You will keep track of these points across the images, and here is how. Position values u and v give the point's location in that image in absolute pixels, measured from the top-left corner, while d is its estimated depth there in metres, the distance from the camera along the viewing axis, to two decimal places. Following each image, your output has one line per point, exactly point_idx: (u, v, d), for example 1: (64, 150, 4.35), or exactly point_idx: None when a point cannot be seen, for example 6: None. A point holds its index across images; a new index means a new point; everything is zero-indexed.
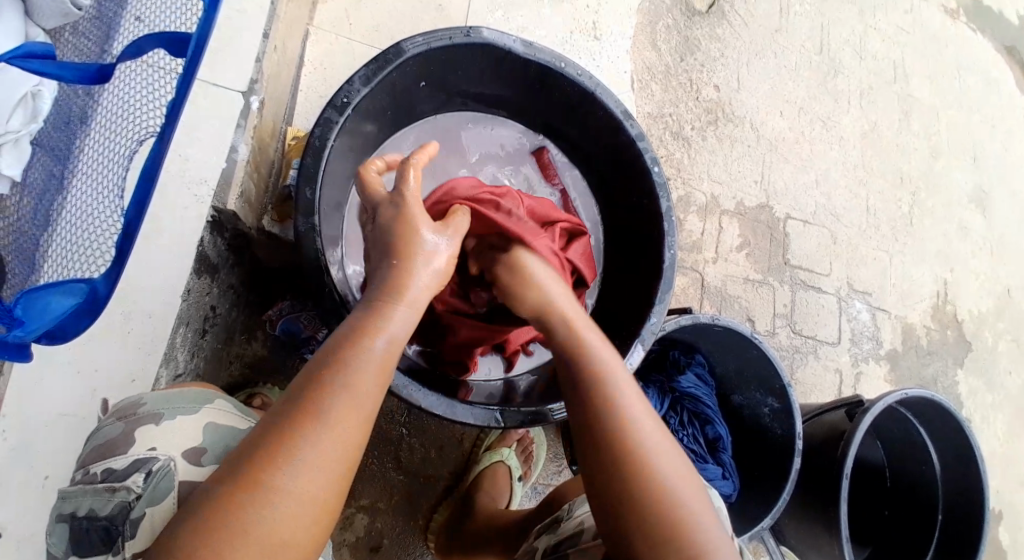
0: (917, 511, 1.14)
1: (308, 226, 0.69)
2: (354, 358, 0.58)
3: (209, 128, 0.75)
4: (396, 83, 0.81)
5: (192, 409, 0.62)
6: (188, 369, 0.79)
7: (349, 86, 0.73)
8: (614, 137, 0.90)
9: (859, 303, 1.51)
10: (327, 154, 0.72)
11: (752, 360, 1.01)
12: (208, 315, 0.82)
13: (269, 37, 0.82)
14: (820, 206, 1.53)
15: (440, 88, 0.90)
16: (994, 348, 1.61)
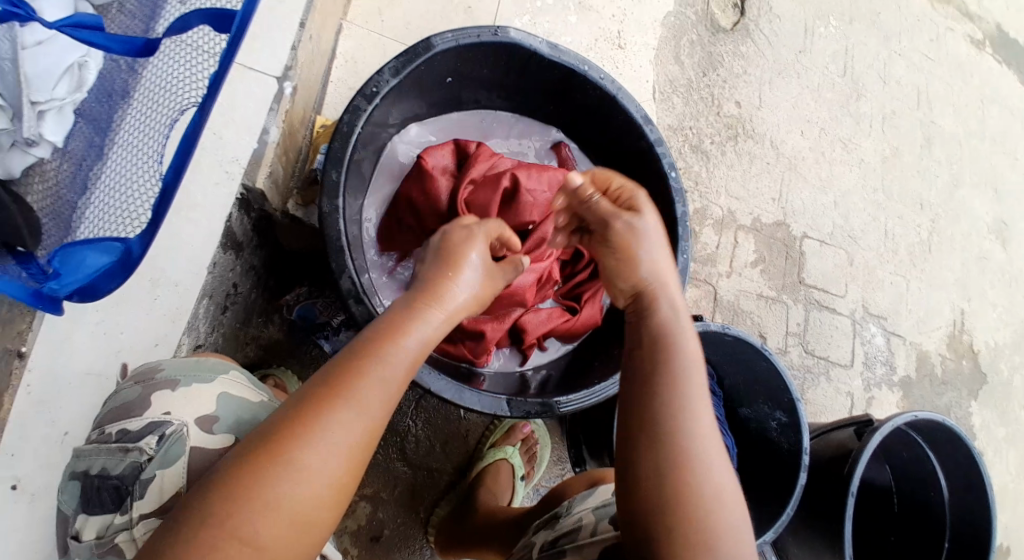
0: (924, 537, 1.13)
1: (332, 208, 0.70)
2: (393, 347, 0.58)
3: (243, 109, 0.77)
4: (424, 77, 0.83)
5: (208, 378, 0.63)
6: (206, 342, 0.81)
7: (378, 76, 0.75)
8: (634, 142, 0.91)
9: (873, 327, 1.50)
10: (356, 139, 0.74)
11: (763, 372, 1.01)
12: (230, 292, 0.84)
13: (306, 27, 0.84)
14: (838, 227, 1.52)
15: (467, 85, 0.91)
16: (1010, 381, 1.59)
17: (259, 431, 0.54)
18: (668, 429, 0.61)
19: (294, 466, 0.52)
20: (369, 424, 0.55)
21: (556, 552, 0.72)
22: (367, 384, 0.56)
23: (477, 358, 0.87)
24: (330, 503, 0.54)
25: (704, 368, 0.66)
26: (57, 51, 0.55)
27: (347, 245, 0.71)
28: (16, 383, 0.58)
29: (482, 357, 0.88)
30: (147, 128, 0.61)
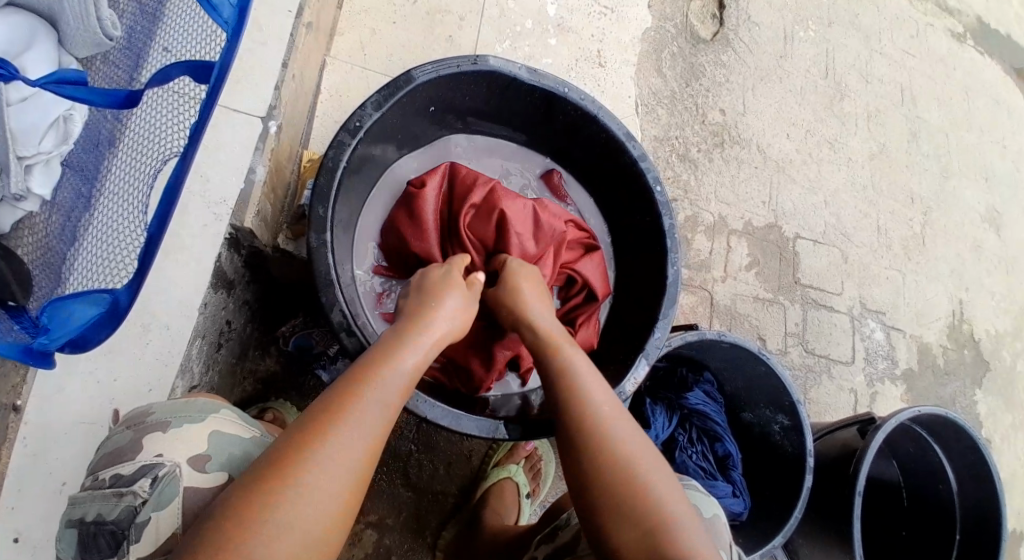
0: (935, 532, 1.12)
1: (320, 243, 0.71)
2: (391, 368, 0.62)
3: (230, 150, 0.79)
4: (406, 109, 0.84)
5: (199, 417, 0.63)
6: (202, 382, 0.81)
7: (361, 111, 0.76)
8: (618, 159, 0.92)
9: (873, 323, 1.50)
10: (342, 174, 0.75)
11: (761, 378, 1.02)
12: (224, 329, 0.84)
13: (289, 66, 0.86)
14: (829, 226, 1.53)
15: (449, 113, 0.93)
16: (1013, 367, 1.59)
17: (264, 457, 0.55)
18: (600, 445, 0.64)
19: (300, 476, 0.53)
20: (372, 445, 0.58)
21: None
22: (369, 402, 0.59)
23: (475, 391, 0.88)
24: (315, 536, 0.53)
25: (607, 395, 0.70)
26: (41, 106, 0.57)
27: (335, 278, 0.72)
28: (12, 435, 0.63)
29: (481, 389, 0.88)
30: (133, 178, 0.63)
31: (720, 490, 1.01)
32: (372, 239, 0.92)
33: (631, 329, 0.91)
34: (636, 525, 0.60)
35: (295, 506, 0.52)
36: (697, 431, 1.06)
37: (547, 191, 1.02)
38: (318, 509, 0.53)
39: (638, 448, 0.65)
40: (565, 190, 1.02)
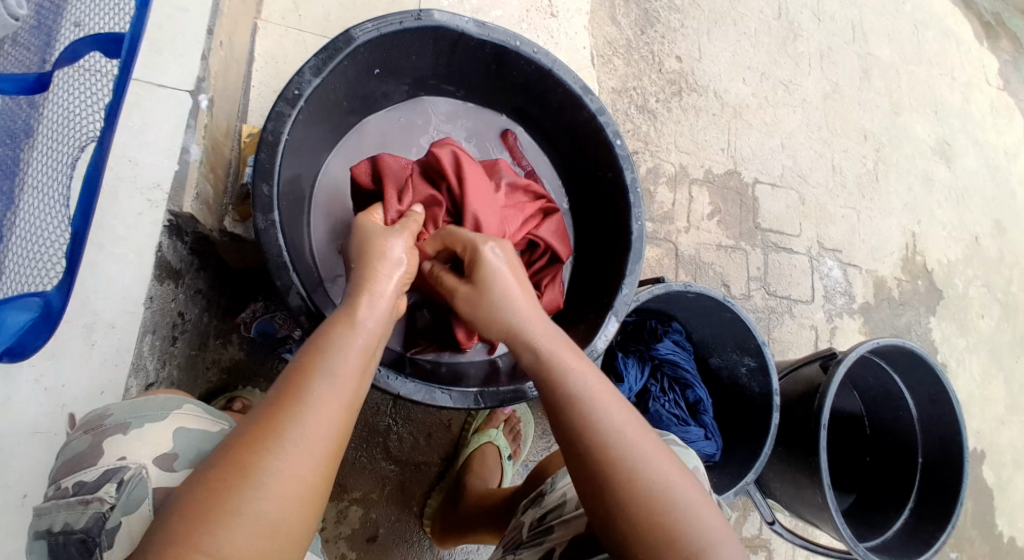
0: (898, 457, 1.17)
1: (267, 223, 0.69)
2: (335, 352, 0.59)
3: (158, 129, 0.75)
4: (349, 72, 0.81)
5: (159, 416, 0.61)
6: (160, 378, 0.79)
7: (299, 78, 0.74)
8: (574, 113, 0.91)
9: (830, 261, 1.54)
10: (283, 147, 0.73)
11: (727, 324, 1.04)
12: (177, 321, 0.82)
13: (215, 33, 0.82)
14: (787, 169, 1.55)
15: (396, 75, 0.90)
16: (965, 294, 1.65)
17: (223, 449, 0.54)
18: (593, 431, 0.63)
19: (259, 473, 0.52)
20: (330, 433, 0.56)
21: (546, 529, 0.73)
22: (319, 391, 0.57)
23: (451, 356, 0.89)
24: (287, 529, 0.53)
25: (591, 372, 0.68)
26: None
27: (288, 258, 0.71)
28: None
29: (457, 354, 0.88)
30: (53, 169, 0.61)
31: (692, 434, 1.03)
32: (325, 216, 0.89)
33: (598, 285, 0.91)
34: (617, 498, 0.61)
35: (258, 511, 0.51)
36: (668, 380, 1.08)
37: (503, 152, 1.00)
38: (283, 511, 0.52)
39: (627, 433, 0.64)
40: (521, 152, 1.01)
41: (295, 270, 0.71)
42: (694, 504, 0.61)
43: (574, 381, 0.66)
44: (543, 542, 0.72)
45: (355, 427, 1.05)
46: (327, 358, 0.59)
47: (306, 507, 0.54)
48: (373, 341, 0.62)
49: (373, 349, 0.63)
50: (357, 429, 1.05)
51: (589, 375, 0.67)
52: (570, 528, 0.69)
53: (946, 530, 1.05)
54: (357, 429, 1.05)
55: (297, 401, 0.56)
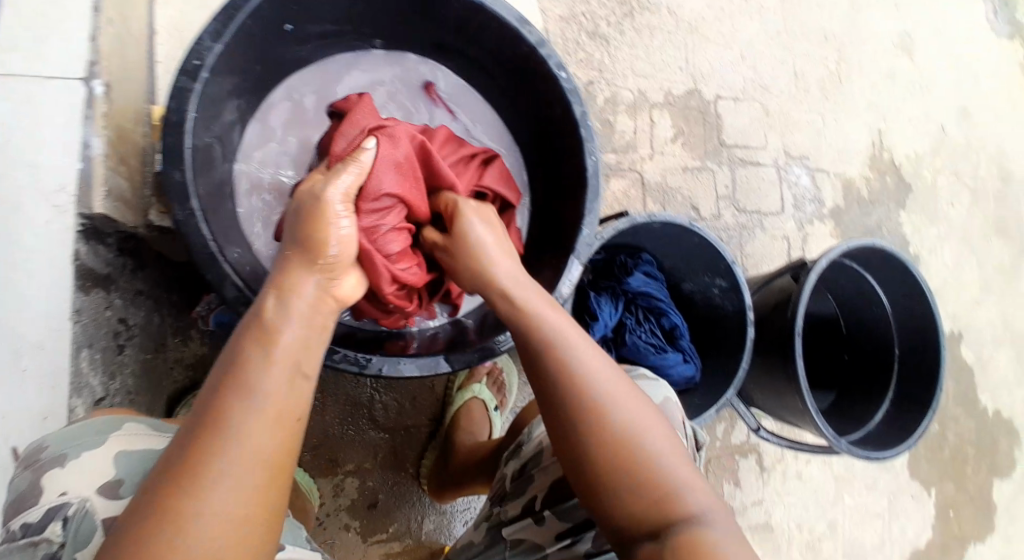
0: (875, 353, 1.21)
1: (186, 213, 0.69)
2: (250, 377, 0.54)
3: (55, 125, 0.74)
4: (254, 32, 0.78)
5: (97, 442, 0.63)
6: (109, 392, 0.83)
7: (199, 46, 0.71)
8: (514, 48, 0.86)
9: (798, 169, 1.54)
10: (191, 124, 0.71)
11: (695, 247, 1.05)
12: (119, 329, 0.86)
13: (101, 10, 0.80)
14: (748, 80, 1.53)
15: (311, 27, 0.86)
16: (934, 184, 1.66)
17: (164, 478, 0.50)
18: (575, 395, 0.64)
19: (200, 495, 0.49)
20: (262, 467, 0.52)
21: (527, 478, 0.80)
22: (239, 425, 0.52)
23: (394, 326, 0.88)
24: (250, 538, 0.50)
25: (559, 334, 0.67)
26: None
27: (215, 246, 0.71)
28: None
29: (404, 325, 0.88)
30: None
31: (671, 360, 1.06)
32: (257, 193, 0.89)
33: (562, 217, 0.90)
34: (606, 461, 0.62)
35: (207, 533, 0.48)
36: (643, 311, 1.10)
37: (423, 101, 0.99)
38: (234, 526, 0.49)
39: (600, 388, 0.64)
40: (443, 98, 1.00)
41: (227, 261, 0.73)
42: (691, 480, 0.63)
43: (572, 358, 0.66)
44: (526, 491, 0.79)
45: (339, 402, 1.09)
46: (246, 380, 0.53)
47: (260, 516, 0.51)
48: (296, 354, 0.57)
49: (297, 363, 0.57)
50: (341, 404, 1.10)
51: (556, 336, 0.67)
52: (546, 476, 0.76)
53: (926, 415, 1.08)
54: (341, 404, 1.10)
55: (215, 439, 0.51)
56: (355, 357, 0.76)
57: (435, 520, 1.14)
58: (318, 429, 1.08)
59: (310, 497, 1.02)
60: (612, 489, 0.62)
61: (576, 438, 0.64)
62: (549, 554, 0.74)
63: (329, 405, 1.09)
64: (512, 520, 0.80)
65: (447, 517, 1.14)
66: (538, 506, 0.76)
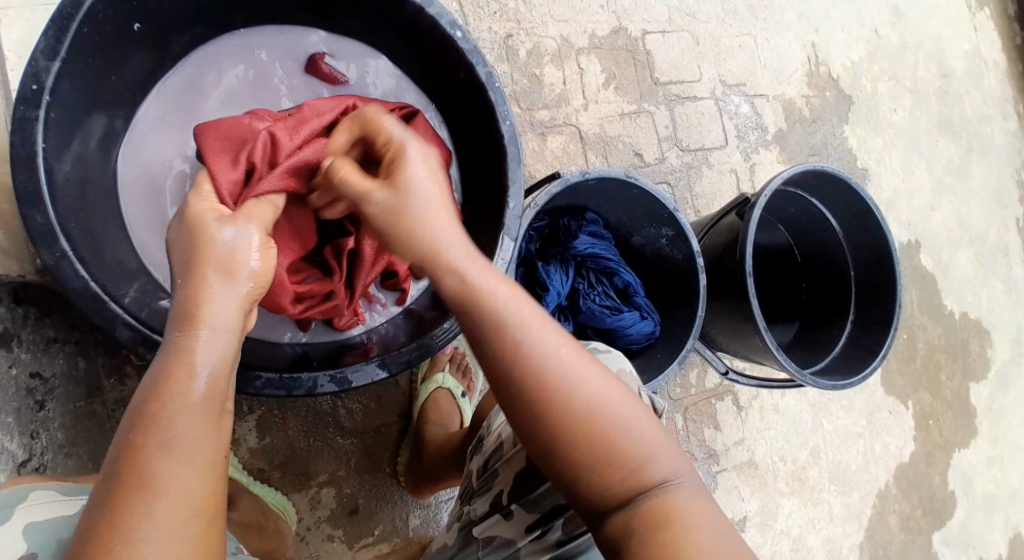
0: (831, 278, 1.19)
1: (57, 257, 0.63)
2: (175, 414, 0.49)
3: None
4: (99, 40, 0.70)
5: (4, 517, 0.57)
6: (35, 451, 0.80)
7: (33, 68, 0.63)
8: (401, 14, 0.78)
9: (736, 97, 1.49)
10: (44, 158, 0.64)
11: (636, 199, 1.00)
12: (34, 385, 0.82)
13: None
14: (674, 11, 1.46)
15: (170, 26, 0.78)
16: (874, 93, 1.63)
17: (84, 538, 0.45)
18: (555, 400, 0.56)
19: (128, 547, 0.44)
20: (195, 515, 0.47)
21: (492, 473, 0.77)
22: (167, 470, 0.47)
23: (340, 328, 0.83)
24: None
25: (544, 326, 0.58)
26: None
27: (100, 288, 0.65)
28: None
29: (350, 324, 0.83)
30: None
31: (627, 319, 1.03)
32: (152, 214, 0.80)
33: (490, 182, 0.83)
34: (599, 465, 0.56)
35: None
36: (594, 274, 1.07)
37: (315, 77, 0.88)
38: None
39: (593, 388, 0.57)
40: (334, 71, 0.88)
41: (119, 301, 0.66)
42: (678, 462, 0.59)
43: (543, 352, 0.57)
44: (492, 486, 0.76)
45: (299, 414, 1.04)
46: (163, 420, 0.48)
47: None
48: (215, 377, 0.52)
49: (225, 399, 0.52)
50: (302, 416, 1.04)
51: (540, 328, 0.58)
52: (510, 469, 0.73)
53: (889, 334, 1.07)
54: (302, 416, 1.04)
55: (140, 488, 0.46)
56: (282, 380, 0.70)
57: (421, 514, 1.11)
58: (282, 446, 1.03)
59: (287, 515, 0.97)
60: (596, 489, 0.56)
61: (551, 444, 0.57)
62: (523, 548, 0.70)
63: (290, 419, 1.04)
64: (482, 518, 0.76)
65: (431, 510, 1.11)
66: (506, 501, 0.73)
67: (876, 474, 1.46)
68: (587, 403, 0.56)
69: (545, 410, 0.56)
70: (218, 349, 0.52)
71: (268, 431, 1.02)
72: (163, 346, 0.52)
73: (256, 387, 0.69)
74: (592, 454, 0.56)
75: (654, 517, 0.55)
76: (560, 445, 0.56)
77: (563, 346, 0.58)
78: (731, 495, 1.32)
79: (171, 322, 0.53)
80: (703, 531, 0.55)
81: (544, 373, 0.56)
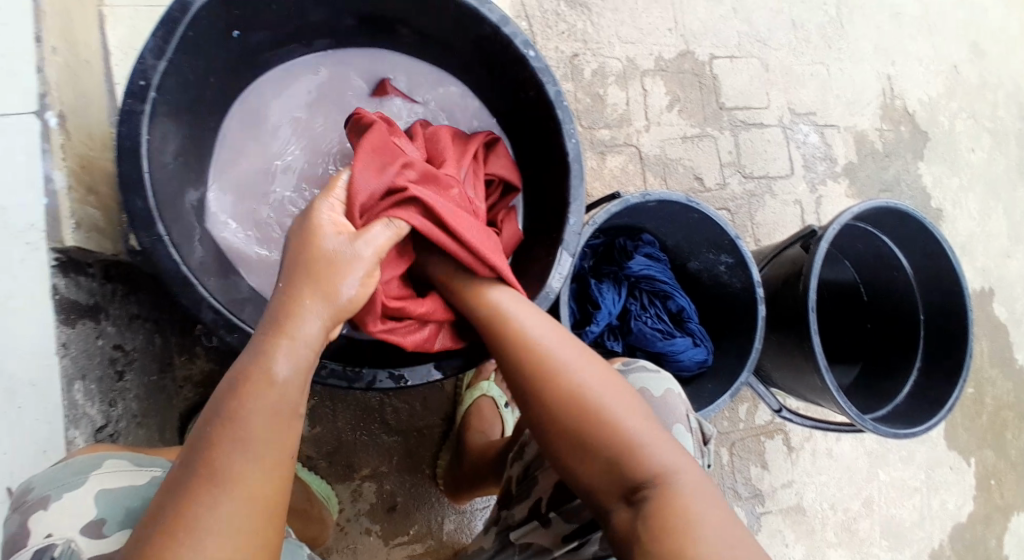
0: (898, 320, 1.13)
1: (152, 238, 0.64)
2: (249, 414, 0.50)
3: (13, 166, 0.64)
4: (202, 43, 0.72)
5: (78, 481, 0.57)
6: (111, 419, 0.75)
7: (142, 65, 0.65)
8: (477, 32, 0.78)
9: (805, 126, 1.45)
10: (147, 148, 0.66)
11: (696, 224, 0.98)
12: (115, 357, 0.77)
13: (45, 40, 0.69)
14: (743, 36, 1.44)
15: (266, 31, 0.80)
16: (952, 131, 1.55)
17: (158, 514, 0.47)
18: (571, 406, 0.61)
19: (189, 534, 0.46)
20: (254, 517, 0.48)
21: (531, 479, 0.75)
22: (236, 467, 0.48)
23: None
24: None
25: (560, 340, 0.65)
26: None
27: (189, 271, 0.67)
28: None
29: None
30: None
31: (679, 345, 1.00)
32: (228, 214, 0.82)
33: (551, 202, 0.83)
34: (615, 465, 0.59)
35: None
36: (648, 295, 1.04)
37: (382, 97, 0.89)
38: None
39: (604, 391, 0.61)
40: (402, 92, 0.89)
41: (202, 284, 0.68)
42: (689, 464, 0.59)
43: (559, 363, 0.63)
44: (531, 493, 0.74)
45: (350, 409, 1.06)
46: (240, 414, 0.50)
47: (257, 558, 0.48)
48: (292, 380, 0.53)
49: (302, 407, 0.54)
50: (351, 410, 1.06)
51: (558, 341, 0.64)
52: (550, 476, 0.71)
53: (956, 387, 1.00)
54: (351, 410, 1.06)
55: (211, 481, 0.48)
56: (344, 371, 0.70)
57: (455, 520, 1.09)
58: (331, 437, 1.04)
59: (330, 506, 0.97)
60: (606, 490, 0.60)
61: (568, 450, 0.61)
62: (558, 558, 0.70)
63: (340, 411, 1.05)
64: (519, 524, 0.74)
65: (466, 518, 1.10)
66: (544, 509, 0.71)
67: (933, 535, 1.37)
68: (590, 397, 0.61)
69: (556, 406, 0.61)
70: (301, 359, 0.54)
71: (319, 421, 1.04)
72: (257, 344, 0.54)
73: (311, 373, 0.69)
74: (607, 453, 0.59)
75: (666, 512, 0.55)
76: (579, 451, 0.60)
77: (577, 356, 0.64)
78: (775, 542, 1.26)
79: (268, 325, 0.55)
80: (717, 533, 0.54)
81: (560, 380, 0.62)
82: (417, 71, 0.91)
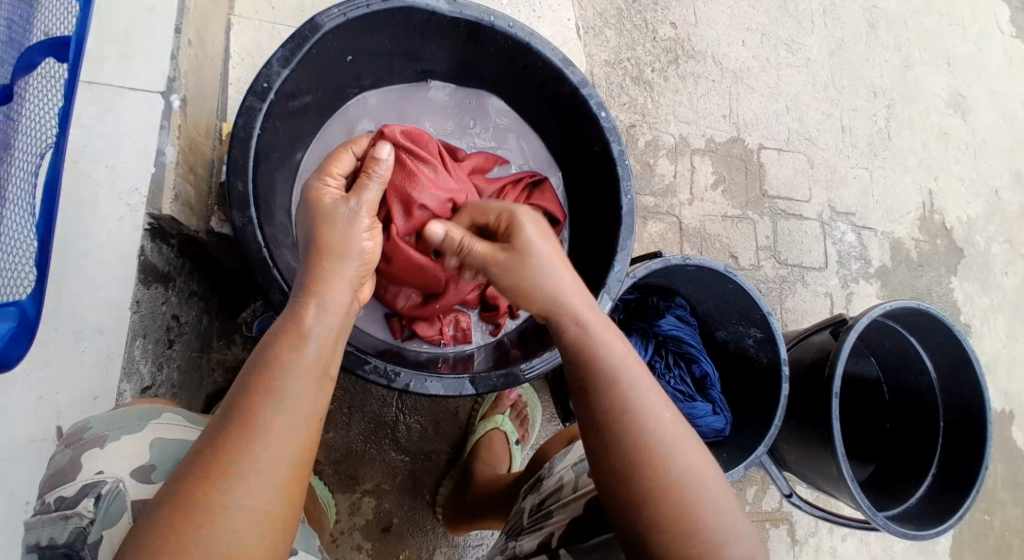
0: (918, 423, 1.14)
1: (245, 221, 0.71)
2: (287, 375, 0.56)
3: (132, 134, 0.75)
4: (319, 61, 0.81)
5: (138, 427, 0.64)
6: (157, 381, 0.81)
7: (268, 70, 0.74)
8: (559, 89, 0.88)
9: (843, 225, 1.49)
10: (256, 141, 0.74)
11: (731, 295, 1.01)
12: (172, 325, 0.84)
13: (184, 34, 0.82)
14: (793, 132, 1.50)
15: (371, 58, 0.89)
16: (987, 252, 1.58)
17: (196, 451, 0.53)
18: (662, 451, 0.60)
19: (227, 476, 0.51)
20: (284, 478, 0.53)
21: (546, 514, 0.78)
22: (270, 428, 0.53)
23: (429, 335, 0.90)
24: (272, 525, 0.52)
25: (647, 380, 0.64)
26: None
27: (269, 256, 0.72)
28: None
29: (436, 336, 0.90)
30: None
31: (698, 409, 1.03)
32: None
33: (596, 246, 0.90)
34: (688, 528, 0.58)
35: (236, 515, 0.50)
36: (673, 355, 1.08)
37: (450, 132, 0.99)
38: (261, 513, 0.52)
39: (691, 454, 0.61)
40: (464, 131, 1.00)
41: (278, 269, 0.73)
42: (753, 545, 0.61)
43: (646, 412, 0.62)
44: (543, 527, 0.76)
45: (364, 420, 1.08)
46: (276, 372, 0.55)
47: (288, 497, 0.53)
48: (324, 353, 0.58)
49: (332, 372, 0.59)
50: (366, 421, 1.08)
51: (649, 381, 0.64)
52: (568, 514, 0.73)
53: (969, 496, 1.00)
54: (366, 421, 1.08)
55: (244, 436, 0.52)
56: (385, 369, 0.75)
57: (446, 552, 1.09)
58: (342, 444, 1.06)
59: (328, 513, 0.98)
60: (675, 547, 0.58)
61: (641, 493, 0.59)
62: None
63: (355, 421, 1.07)
64: (526, 554, 0.75)
65: (458, 550, 1.09)
66: (554, 544, 0.72)
67: None
68: (673, 454, 0.60)
69: (642, 445, 0.60)
70: (328, 325, 0.60)
71: (335, 425, 1.06)
72: (289, 309, 0.60)
73: (357, 369, 0.74)
74: (683, 512, 0.59)
75: None
76: (656, 502, 0.59)
77: (663, 406, 0.63)
78: None
79: (301, 287, 0.61)
80: None
81: (649, 428, 0.61)
82: (482, 112, 1.00)
